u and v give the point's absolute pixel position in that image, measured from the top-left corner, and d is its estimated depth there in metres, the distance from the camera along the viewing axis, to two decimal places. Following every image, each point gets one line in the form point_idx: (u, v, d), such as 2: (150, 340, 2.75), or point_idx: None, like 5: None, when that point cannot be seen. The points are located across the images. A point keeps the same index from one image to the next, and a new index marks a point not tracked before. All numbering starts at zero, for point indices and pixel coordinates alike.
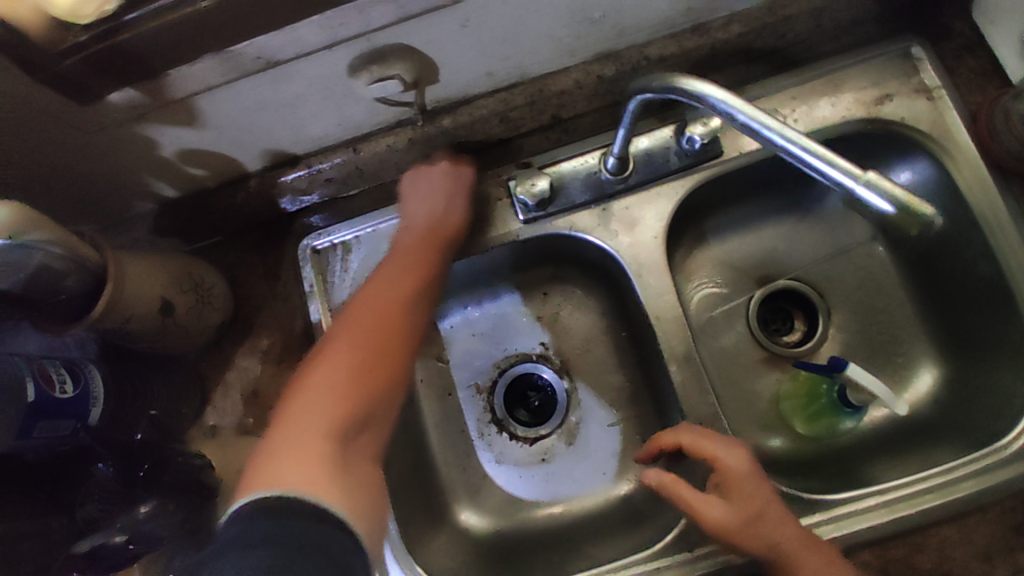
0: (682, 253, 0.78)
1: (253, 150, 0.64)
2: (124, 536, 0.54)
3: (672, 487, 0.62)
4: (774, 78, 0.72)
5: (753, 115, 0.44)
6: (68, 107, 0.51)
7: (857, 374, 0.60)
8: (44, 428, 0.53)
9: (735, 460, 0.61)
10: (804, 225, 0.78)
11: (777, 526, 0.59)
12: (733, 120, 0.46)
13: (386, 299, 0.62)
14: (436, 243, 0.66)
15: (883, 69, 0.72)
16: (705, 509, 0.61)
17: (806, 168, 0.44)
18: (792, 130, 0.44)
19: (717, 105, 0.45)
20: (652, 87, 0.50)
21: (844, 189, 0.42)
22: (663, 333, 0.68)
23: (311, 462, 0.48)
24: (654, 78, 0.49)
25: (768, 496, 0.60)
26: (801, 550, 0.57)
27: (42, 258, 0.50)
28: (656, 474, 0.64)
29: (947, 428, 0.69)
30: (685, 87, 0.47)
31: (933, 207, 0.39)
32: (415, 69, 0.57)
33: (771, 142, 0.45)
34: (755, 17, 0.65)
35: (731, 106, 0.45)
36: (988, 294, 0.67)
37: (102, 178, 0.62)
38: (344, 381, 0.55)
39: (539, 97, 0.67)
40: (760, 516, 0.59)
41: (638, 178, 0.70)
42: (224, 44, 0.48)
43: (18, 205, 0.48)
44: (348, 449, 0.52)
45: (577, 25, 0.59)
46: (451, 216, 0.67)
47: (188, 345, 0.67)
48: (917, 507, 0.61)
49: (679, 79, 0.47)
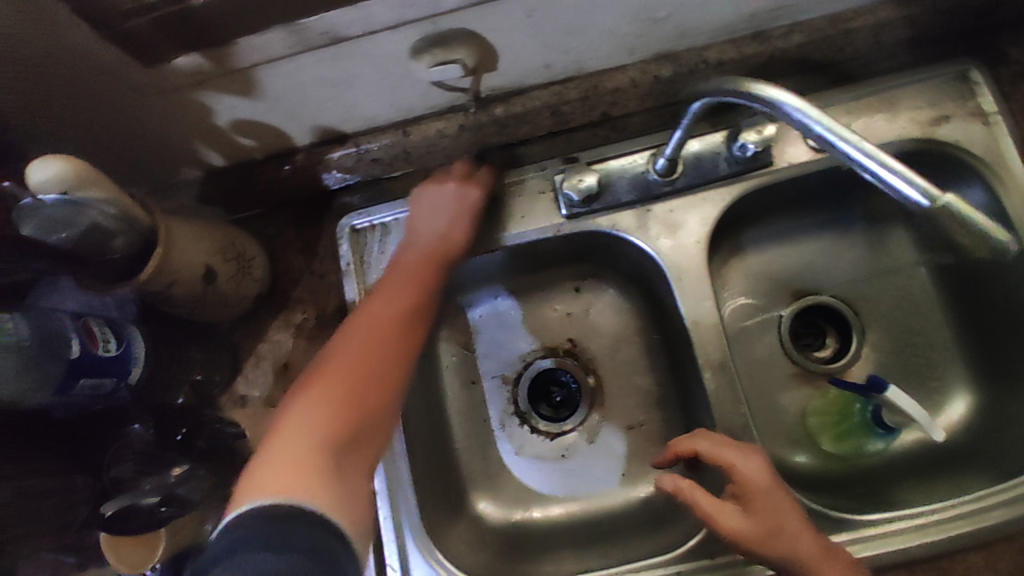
0: (720, 260, 0.77)
1: (305, 126, 0.64)
2: (156, 498, 0.58)
3: (689, 494, 0.60)
4: (828, 91, 0.72)
5: (832, 128, 0.44)
6: (131, 67, 0.51)
7: (895, 393, 0.59)
8: (85, 386, 0.53)
9: (754, 468, 0.60)
10: (845, 242, 0.78)
11: (798, 539, 0.57)
12: (809, 131, 0.46)
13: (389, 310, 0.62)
14: (438, 262, 0.67)
15: (939, 90, 0.70)
16: (723, 518, 0.58)
17: (879, 185, 0.44)
18: (869, 145, 0.44)
19: (793, 113, 0.46)
20: (725, 91, 0.51)
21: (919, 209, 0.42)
22: (699, 338, 0.67)
23: (308, 469, 0.49)
24: (730, 82, 0.50)
25: (788, 507, 0.58)
26: (823, 563, 0.55)
27: (95, 217, 0.50)
28: (671, 480, 0.62)
29: (977, 457, 0.68)
30: (761, 94, 0.47)
31: (1009, 234, 0.41)
32: (477, 55, 0.57)
33: (846, 156, 0.45)
34: (817, 28, 0.64)
35: (806, 116, 0.45)
36: None
37: (154, 142, 0.62)
38: (343, 388, 0.55)
39: (593, 93, 0.66)
40: (780, 528, 0.57)
41: (685, 181, 0.70)
42: (295, 16, 0.47)
43: (75, 161, 0.47)
44: (343, 460, 0.52)
45: (640, 24, 0.59)
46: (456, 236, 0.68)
47: (225, 313, 0.68)
48: (946, 533, 0.61)
49: (754, 86, 0.48)
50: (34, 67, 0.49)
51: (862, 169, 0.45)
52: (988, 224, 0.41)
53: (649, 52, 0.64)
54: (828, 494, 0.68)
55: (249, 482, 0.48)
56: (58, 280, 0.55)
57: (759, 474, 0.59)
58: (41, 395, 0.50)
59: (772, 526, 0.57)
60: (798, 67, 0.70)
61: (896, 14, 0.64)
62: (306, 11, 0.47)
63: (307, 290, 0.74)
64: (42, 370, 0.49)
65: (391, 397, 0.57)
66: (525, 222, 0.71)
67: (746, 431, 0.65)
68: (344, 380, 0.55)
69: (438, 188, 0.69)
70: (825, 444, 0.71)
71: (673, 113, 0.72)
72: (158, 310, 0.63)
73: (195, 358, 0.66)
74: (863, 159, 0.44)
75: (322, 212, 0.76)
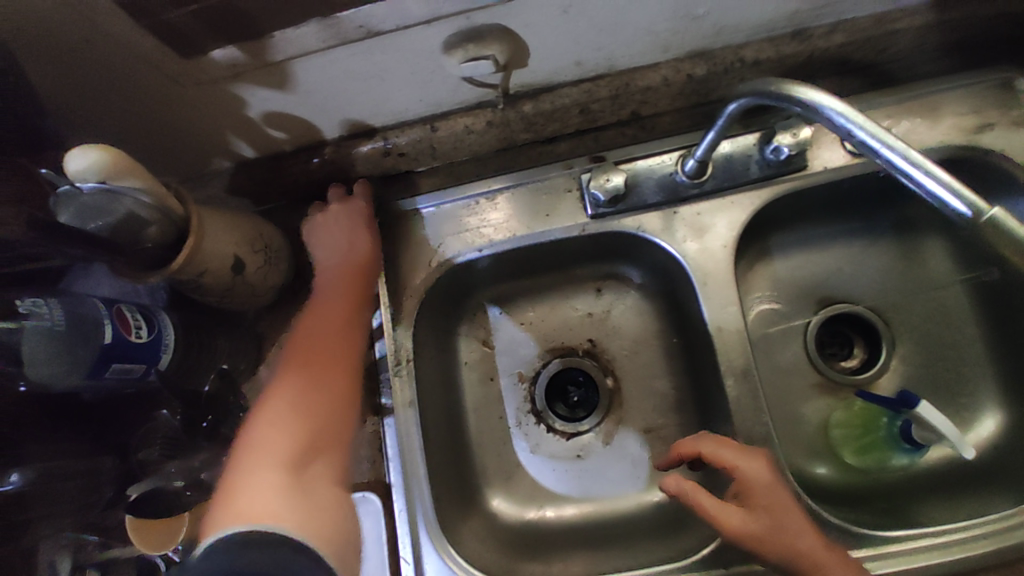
0: (746, 265, 0.76)
1: (334, 120, 0.64)
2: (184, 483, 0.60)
3: (693, 496, 0.59)
4: (866, 94, 0.70)
5: (876, 134, 0.43)
6: (170, 58, 0.51)
7: (927, 410, 0.58)
8: (117, 371, 0.54)
9: (759, 470, 0.59)
10: (874, 250, 0.76)
11: (799, 536, 0.57)
12: (850, 136, 0.45)
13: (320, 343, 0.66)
14: (355, 278, 0.70)
15: (982, 97, 0.69)
16: (727, 518, 0.57)
17: (922, 195, 0.43)
18: (914, 152, 0.43)
19: (835, 118, 0.44)
20: (764, 92, 0.49)
21: (964, 221, 0.41)
22: (723, 344, 0.66)
23: (270, 499, 0.52)
24: (770, 83, 0.49)
25: (789, 506, 0.58)
26: (827, 557, 0.55)
27: (130, 206, 0.51)
28: (674, 483, 0.60)
29: (1005, 476, 0.67)
30: (802, 97, 0.46)
31: None
32: (509, 51, 0.56)
33: (889, 164, 0.44)
34: (861, 28, 0.63)
35: (850, 121, 0.44)
36: None
37: (188, 132, 0.63)
38: (290, 421, 0.59)
39: (624, 91, 0.65)
40: (781, 527, 0.57)
41: (715, 184, 0.68)
42: (333, 9, 0.47)
43: (112, 153, 0.48)
44: (303, 475, 0.57)
45: (678, 21, 0.58)
46: (363, 252, 0.71)
47: (250, 303, 0.69)
48: (971, 552, 0.60)
49: (795, 88, 0.46)
50: (78, 56, 0.49)
51: (905, 178, 0.44)
52: None
53: (684, 51, 0.63)
54: (848, 508, 0.67)
55: (215, 521, 0.52)
56: (92, 267, 0.62)
57: (762, 474, 0.59)
58: (74, 377, 0.52)
59: (780, 526, 0.57)
60: (836, 68, 0.68)
61: (944, 15, 0.62)
62: (345, 3, 0.47)
63: None
64: (75, 354, 0.51)
65: (332, 417, 0.62)
66: (549, 221, 0.71)
67: (767, 440, 0.64)
68: (286, 413, 0.60)
69: (325, 218, 0.72)
70: (847, 457, 0.70)
71: (704, 114, 0.71)
72: (189, 297, 0.64)
73: (222, 346, 0.67)
74: (908, 167, 0.43)
75: None
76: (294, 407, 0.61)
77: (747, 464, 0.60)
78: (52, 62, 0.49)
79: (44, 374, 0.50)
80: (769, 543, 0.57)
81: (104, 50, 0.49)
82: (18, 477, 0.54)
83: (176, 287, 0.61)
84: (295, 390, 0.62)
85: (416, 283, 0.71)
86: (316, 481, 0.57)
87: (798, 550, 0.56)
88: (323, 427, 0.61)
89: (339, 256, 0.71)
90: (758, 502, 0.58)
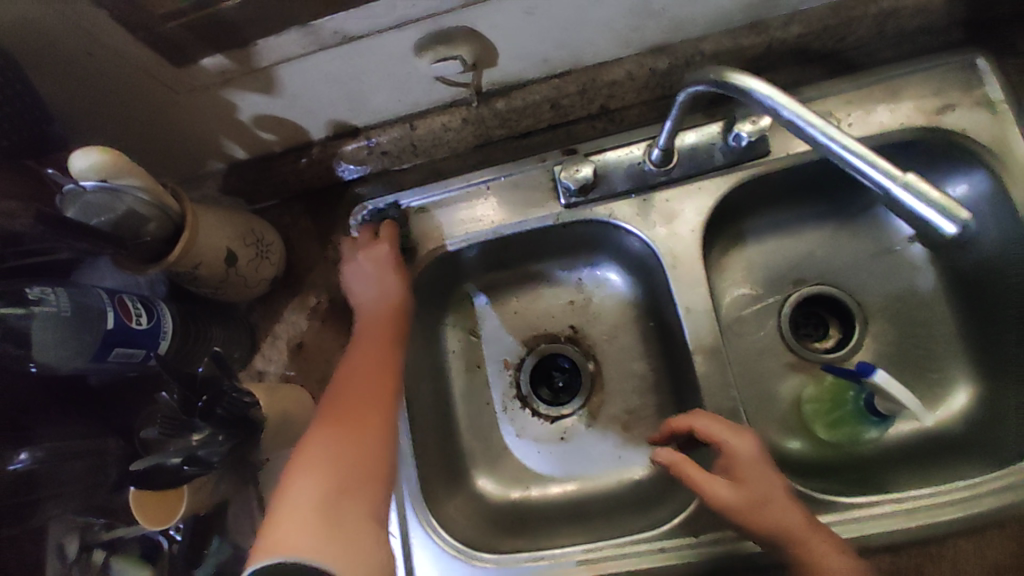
0: (719, 250, 0.79)
1: (319, 119, 0.69)
2: (179, 459, 0.59)
3: (679, 467, 0.63)
4: (830, 80, 0.73)
5: (799, 113, 0.47)
6: (166, 68, 0.56)
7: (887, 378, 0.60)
8: (120, 355, 0.59)
9: (747, 448, 0.61)
10: (845, 232, 0.78)
11: (780, 515, 0.59)
12: (778, 116, 0.48)
13: (365, 382, 0.66)
14: (393, 318, 0.71)
15: (943, 79, 0.70)
16: (712, 489, 0.61)
17: (846, 168, 0.47)
18: (835, 128, 0.46)
19: (764, 100, 0.48)
20: (704, 81, 0.53)
21: (882, 190, 0.44)
22: (691, 323, 0.69)
23: (310, 512, 0.56)
24: (709, 72, 0.52)
25: (776, 484, 0.60)
26: (806, 532, 0.58)
27: (129, 203, 0.56)
28: (667, 453, 0.64)
29: (975, 447, 0.68)
30: (734, 83, 0.50)
31: (968, 212, 0.41)
32: (477, 52, 0.60)
33: (814, 140, 0.47)
34: (819, 18, 0.65)
35: (776, 102, 0.47)
36: None
37: (184, 137, 0.68)
38: (328, 466, 0.59)
39: (590, 87, 0.69)
40: (763, 503, 0.59)
41: (681, 172, 0.71)
42: (309, 17, 0.52)
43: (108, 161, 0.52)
44: (350, 504, 0.58)
45: (637, 17, 0.61)
46: (395, 295, 0.72)
47: (244, 294, 0.73)
48: (938, 518, 0.61)
49: (729, 75, 0.50)
50: (81, 67, 0.55)
51: (830, 152, 0.47)
52: (945, 201, 0.41)
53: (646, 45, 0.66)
54: (820, 479, 0.69)
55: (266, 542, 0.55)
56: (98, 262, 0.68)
57: (753, 453, 0.61)
58: (80, 361, 0.56)
59: (765, 502, 0.60)
60: (798, 57, 0.71)
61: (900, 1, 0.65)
62: (319, 12, 0.51)
63: (321, 274, 0.79)
64: (81, 338, 0.55)
65: (376, 454, 0.62)
66: (525, 212, 0.74)
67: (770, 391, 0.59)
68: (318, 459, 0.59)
69: (356, 262, 0.73)
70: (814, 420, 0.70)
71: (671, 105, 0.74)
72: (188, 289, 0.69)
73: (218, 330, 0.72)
74: (828, 141, 0.46)
75: (335, 203, 0.81)
76: (336, 449, 0.60)
77: (736, 441, 0.62)
78: (62, 72, 0.55)
79: (54, 357, 0.55)
80: (754, 520, 0.59)
81: (105, 61, 0.54)
82: (26, 455, 0.60)
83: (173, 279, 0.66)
84: (318, 439, 0.61)
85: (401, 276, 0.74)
86: (355, 514, 0.58)
87: (784, 527, 0.58)
88: (355, 469, 0.60)
89: (375, 295, 0.72)
90: (747, 481, 0.60)
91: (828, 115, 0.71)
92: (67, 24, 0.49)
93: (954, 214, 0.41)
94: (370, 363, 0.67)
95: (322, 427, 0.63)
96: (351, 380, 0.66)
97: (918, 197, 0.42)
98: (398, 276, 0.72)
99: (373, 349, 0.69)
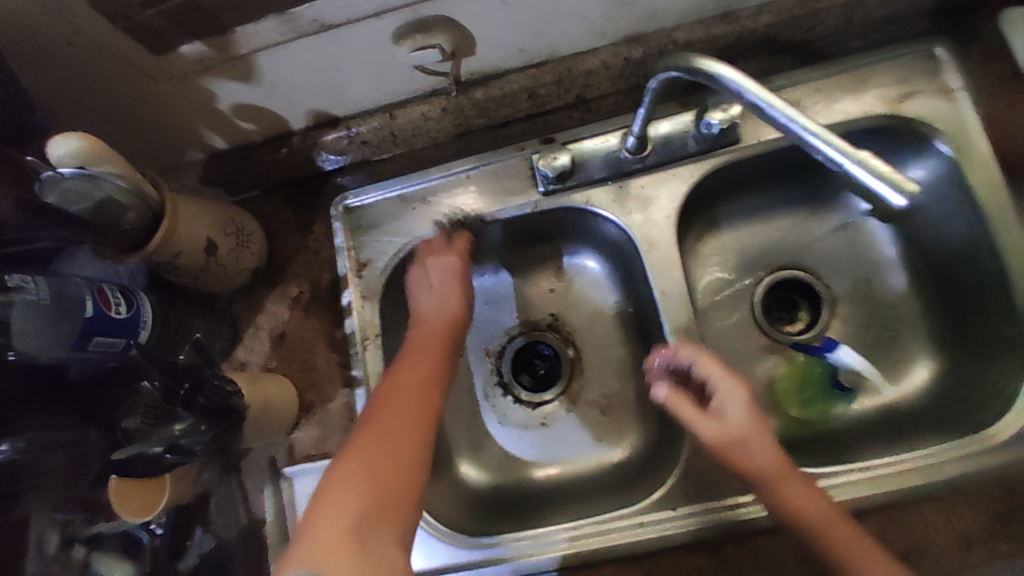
0: (694, 236, 0.81)
1: (300, 110, 0.70)
2: (162, 447, 0.59)
3: (676, 406, 0.63)
4: (798, 70, 0.75)
5: (762, 95, 0.49)
6: (144, 56, 0.56)
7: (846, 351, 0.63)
8: (100, 343, 0.59)
9: (739, 391, 0.62)
10: (814, 217, 0.81)
11: (765, 453, 0.60)
12: (743, 100, 0.50)
13: (407, 397, 0.60)
14: (450, 330, 0.67)
15: (910, 68, 0.73)
16: (700, 424, 0.62)
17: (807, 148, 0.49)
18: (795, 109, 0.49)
19: (729, 85, 0.50)
20: (674, 68, 0.55)
21: (838, 168, 0.47)
22: (667, 307, 0.71)
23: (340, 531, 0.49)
24: (678, 59, 0.54)
25: (761, 426, 0.61)
26: (783, 477, 0.59)
27: (107, 192, 0.56)
28: (664, 391, 0.64)
29: (938, 420, 0.71)
30: (702, 68, 0.52)
31: (916, 186, 0.43)
32: (455, 41, 0.62)
33: (776, 122, 0.49)
34: (786, 8, 0.68)
35: (741, 85, 0.50)
36: (992, 293, 0.68)
37: (164, 126, 0.68)
38: (363, 477, 0.53)
39: (567, 76, 0.70)
40: (748, 442, 0.60)
41: (656, 159, 0.73)
42: (287, 5, 0.53)
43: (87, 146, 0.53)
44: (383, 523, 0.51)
45: (611, 8, 0.63)
46: (455, 308, 0.69)
47: (224, 285, 0.74)
48: (899, 486, 0.64)
49: (697, 61, 0.52)
50: (57, 55, 0.55)
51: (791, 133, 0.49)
52: (895, 177, 0.43)
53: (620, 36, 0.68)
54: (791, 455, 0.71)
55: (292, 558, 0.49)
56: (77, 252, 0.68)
57: (743, 405, 0.62)
58: (60, 349, 0.56)
59: (753, 446, 0.60)
60: (767, 47, 0.73)
61: None
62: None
63: (302, 265, 0.79)
64: (61, 326, 0.55)
65: (415, 463, 0.55)
66: (505, 200, 0.75)
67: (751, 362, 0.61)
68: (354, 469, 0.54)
69: (422, 266, 0.71)
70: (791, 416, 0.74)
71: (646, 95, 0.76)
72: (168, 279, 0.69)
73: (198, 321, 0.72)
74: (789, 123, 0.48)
75: (315, 194, 0.81)
76: (371, 459, 0.54)
77: (732, 385, 0.62)
78: (37, 59, 0.55)
79: (33, 346, 0.55)
80: (738, 457, 0.60)
81: (83, 51, 0.55)
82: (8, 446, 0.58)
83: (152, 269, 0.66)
84: (357, 447, 0.56)
85: (382, 265, 0.76)
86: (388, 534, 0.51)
87: (764, 467, 0.60)
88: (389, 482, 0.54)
89: (439, 304, 0.69)
90: (752, 444, 0.60)
91: (796, 104, 0.73)
92: (40, 9, 0.50)
93: (900, 188, 0.43)
94: (419, 369, 0.62)
95: (362, 434, 0.57)
96: (394, 387, 0.61)
97: (871, 171, 0.44)
98: (461, 287, 0.70)
99: (422, 358, 0.64)
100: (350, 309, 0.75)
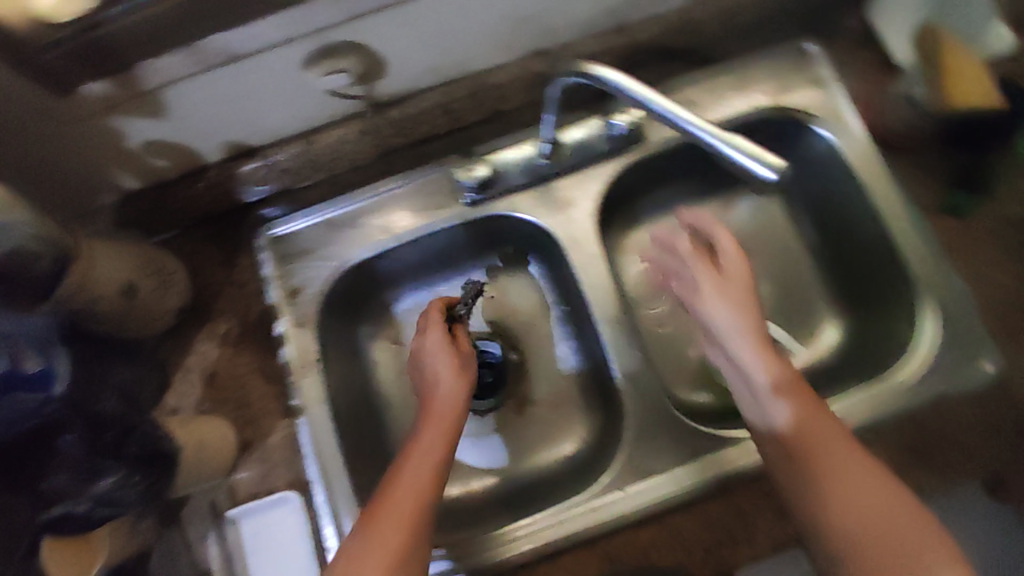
0: (617, 233, 0.85)
1: (214, 143, 0.70)
2: (90, 504, 0.56)
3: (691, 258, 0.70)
4: (692, 72, 0.82)
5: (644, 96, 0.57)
6: (45, 99, 0.56)
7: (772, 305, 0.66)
8: (12, 402, 0.55)
9: (738, 261, 0.68)
10: (723, 205, 0.88)
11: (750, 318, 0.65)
12: (630, 99, 0.59)
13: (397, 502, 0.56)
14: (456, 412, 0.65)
15: (787, 64, 0.81)
16: (701, 277, 0.69)
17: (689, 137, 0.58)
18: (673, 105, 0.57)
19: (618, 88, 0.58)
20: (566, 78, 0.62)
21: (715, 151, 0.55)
22: (595, 299, 0.75)
23: None
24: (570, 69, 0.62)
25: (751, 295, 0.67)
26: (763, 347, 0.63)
27: (16, 239, 0.55)
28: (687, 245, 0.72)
29: (849, 372, 0.78)
30: (591, 74, 0.60)
31: (779, 159, 0.51)
32: (364, 63, 0.64)
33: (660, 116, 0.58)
34: (673, 17, 0.74)
35: (627, 88, 0.58)
36: (880, 255, 0.76)
37: (71, 170, 0.66)
38: None
39: (479, 91, 0.74)
40: (746, 308, 0.66)
41: (570, 163, 0.78)
42: (191, 38, 0.54)
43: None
44: None
45: (513, 25, 0.67)
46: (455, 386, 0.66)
47: (148, 328, 0.72)
48: None
49: (585, 67, 0.60)
50: None
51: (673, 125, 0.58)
52: (761, 153, 0.52)
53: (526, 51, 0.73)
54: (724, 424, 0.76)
55: None
56: None
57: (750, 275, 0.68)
58: None
59: (750, 313, 0.65)
60: (663, 54, 0.80)
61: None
62: (201, 29, 0.54)
63: (229, 301, 0.78)
64: None
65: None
66: (431, 215, 0.77)
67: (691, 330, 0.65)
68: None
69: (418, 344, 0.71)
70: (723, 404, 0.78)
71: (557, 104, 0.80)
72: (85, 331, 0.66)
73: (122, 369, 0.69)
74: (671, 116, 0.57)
75: (237, 228, 0.80)
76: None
77: (733, 258, 0.68)
78: None
79: None
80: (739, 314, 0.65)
81: None
82: None
83: (70, 322, 0.63)
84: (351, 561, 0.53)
85: (312, 290, 0.76)
86: None
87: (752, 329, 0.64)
88: None
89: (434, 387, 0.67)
90: (747, 308, 0.65)
91: (693, 102, 0.80)
92: None
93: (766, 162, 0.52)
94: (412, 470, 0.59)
95: (354, 547, 0.54)
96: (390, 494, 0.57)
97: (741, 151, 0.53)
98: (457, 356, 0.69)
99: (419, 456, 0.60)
100: (284, 338, 0.75)
